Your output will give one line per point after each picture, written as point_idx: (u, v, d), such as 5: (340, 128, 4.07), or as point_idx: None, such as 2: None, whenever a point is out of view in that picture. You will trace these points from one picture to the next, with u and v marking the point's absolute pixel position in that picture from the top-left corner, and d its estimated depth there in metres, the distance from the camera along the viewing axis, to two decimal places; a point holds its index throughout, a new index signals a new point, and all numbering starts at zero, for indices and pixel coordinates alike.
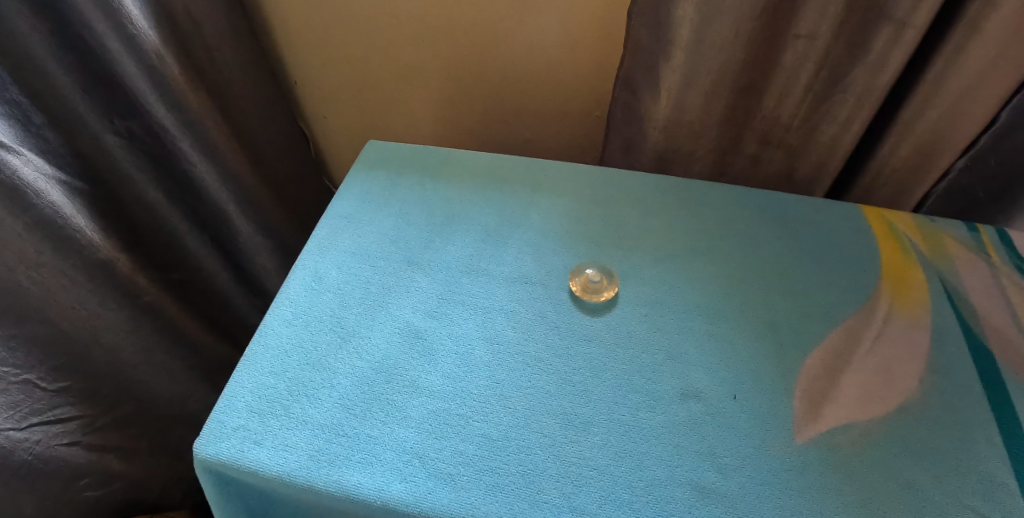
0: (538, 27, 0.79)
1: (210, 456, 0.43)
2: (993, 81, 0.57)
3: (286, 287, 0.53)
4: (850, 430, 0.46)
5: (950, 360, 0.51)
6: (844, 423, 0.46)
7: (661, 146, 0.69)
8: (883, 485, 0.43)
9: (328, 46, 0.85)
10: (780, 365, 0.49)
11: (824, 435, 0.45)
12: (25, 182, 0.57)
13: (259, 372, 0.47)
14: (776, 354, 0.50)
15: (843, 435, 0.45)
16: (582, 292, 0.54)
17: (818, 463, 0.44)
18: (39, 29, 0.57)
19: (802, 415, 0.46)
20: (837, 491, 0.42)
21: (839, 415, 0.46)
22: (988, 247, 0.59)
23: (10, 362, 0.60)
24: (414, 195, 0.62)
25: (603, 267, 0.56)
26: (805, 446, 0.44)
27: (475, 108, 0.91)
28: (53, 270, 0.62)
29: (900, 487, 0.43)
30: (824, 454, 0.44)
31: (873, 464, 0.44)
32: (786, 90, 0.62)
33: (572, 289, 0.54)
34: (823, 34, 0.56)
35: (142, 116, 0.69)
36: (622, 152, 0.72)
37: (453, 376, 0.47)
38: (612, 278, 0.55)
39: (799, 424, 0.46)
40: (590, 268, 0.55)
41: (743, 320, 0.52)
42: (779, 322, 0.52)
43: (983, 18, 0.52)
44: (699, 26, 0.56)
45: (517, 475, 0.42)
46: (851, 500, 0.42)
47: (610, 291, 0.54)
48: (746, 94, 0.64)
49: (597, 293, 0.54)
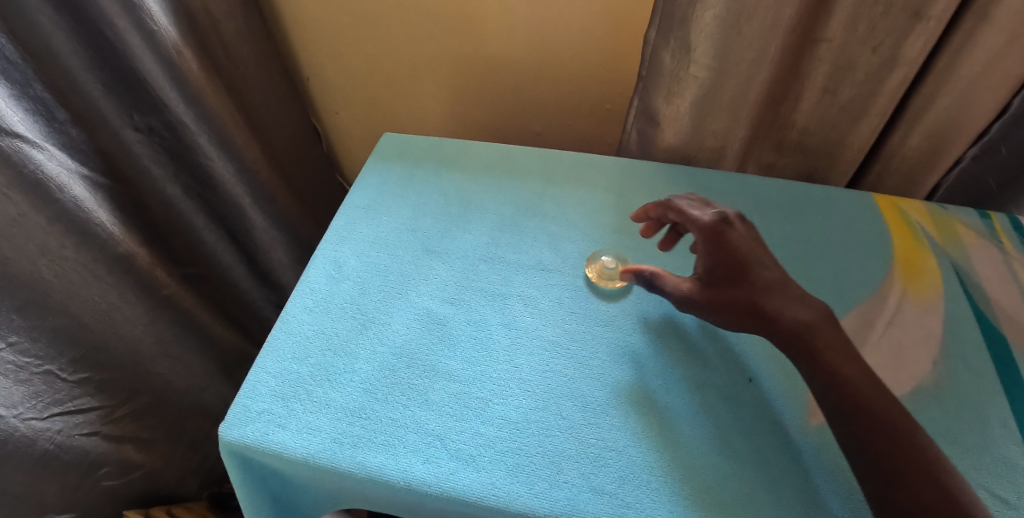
0: (549, 19, 0.79)
1: (235, 439, 0.43)
2: (1003, 70, 0.57)
3: (306, 275, 0.54)
4: (742, 241, 0.49)
5: (962, 342, 0.51)
6: (739, 241, 0.49)
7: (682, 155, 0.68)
8: (774, 283, 0.47)
9: (341, 42, 0.86)
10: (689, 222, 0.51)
11: (726, 243, 0.49)
12: (48, 177, 0.59)
13: (283, 358, 0.48)
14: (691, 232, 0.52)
15: (741, 243, 0.48)
16: (598, 279, 0.54)
17: (724, 282, 0.47)
18: (63, 27, 0.59)
19: (706, 236, 0.49)
20: (743, 309, 0.46)
21: (737, 234, 0.49)
22: (999, 233, 0.60)
23: (33, 352, 0.62)
24: (430, 185, 0.63)
25: (619, 255, 0.56)
26: (711, 252, 0.48)
27: (486, 103, 0.92)
28: (75, 263, 0.64)
29: (794, 293, 0.47)
30: (728, 261, 0.48)
31: (763, 269, 0.48)
32: (803, 84, 0.62)
33: (588, 276, 0.55)
34: (840, 29, 0.56)
35: (160, 111, 0.70)
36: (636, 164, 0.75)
37: (472, 361, 0.48)
38: (627, 265, 0.55)
39: (703, 252, 0.49)
40: (605, 255, 0.56)
41: (671, 203, 0.54)
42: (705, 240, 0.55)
43: (992, 7, 0.53)
44: (722, 47, 0.55)
45: (537, 456, 0.43)
46: (755, 299, 0.46)
47: (625, 278, 0.54)
48: (771, 107, 0.64)
49: (612, 279, 0.54)
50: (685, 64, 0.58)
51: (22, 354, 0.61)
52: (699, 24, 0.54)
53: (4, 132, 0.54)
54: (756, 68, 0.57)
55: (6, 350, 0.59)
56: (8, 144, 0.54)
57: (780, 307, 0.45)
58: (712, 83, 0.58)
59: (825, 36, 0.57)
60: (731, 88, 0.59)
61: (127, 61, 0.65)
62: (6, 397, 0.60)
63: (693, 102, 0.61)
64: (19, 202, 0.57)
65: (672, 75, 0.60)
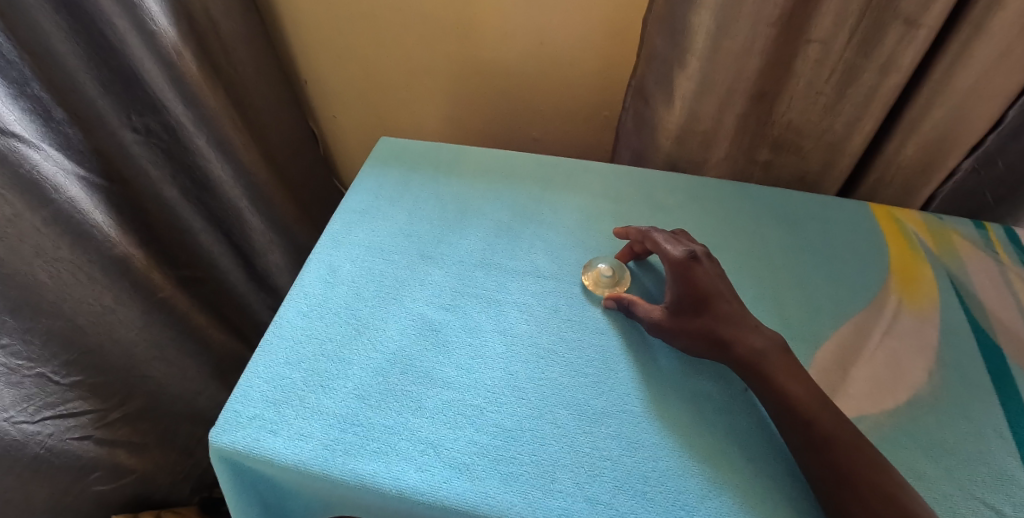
0: (547, 26, 0.79)
1: (225, 445, 0.43)
2: (999, 82, 0.58)
3: (300, 280, 0.53)
4: (708, 276, 0.48)
5: (959, 353, 0.51)
6: (705, 276, 0.48)
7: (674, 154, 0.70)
8: (736, 313, 0.47)
9: (340, 44, 0.86)
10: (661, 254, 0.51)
11: (691, 277, 0.48)
12: (44, 177, 0.59)
13: (275, 363, 0.48)
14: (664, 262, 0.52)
15: (706, 279, 0.48)
16: (594, 286, 0.54)
17: (688, 312, 0.47)
18: (62, 26, 0.59)
19: (672, 273, 0.49)
20: (703, 338, 0.46)
21: (703, 270, 0.49)
22: (996, 245, 0.60)
23: (25, 355, 0.62)
24: (427, 190, 0.63)
25: (616, 262, 0.55)
26: (676, 286, 0.48)
27: (484, 108, 0.92)
28: (71, 264, 0.64)
29: (753, 324, 0.46)
30: (692, 295, 0.47)
31: (724, 301, 0.47)
32: (798, 89, 0.62)
33: (584, 283, 0.54)
34: (834, 34, 0.56)
35: (159, 112, 0.70)
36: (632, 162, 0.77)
37: (466, 367, 0.48)
38: (625, 274, 0.55)
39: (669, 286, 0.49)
40: (603, 262, 0.55)
41: (648, 234, 0.53)
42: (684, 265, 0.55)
43: (988, 18, 0.53)
44: (717, 40, 0.57)
45: (531, 465, 0.42)
46: (715, 330, 0.46)
47: (621, 288, 0.54)
48: (759, 101, 0.64)
49: (609, 287, 0.54)
50: (677, 52, 0.61)
51: (13, 356, 0.61)
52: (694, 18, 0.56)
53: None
54: (747, 60, 0.59)
55: None
56: (2, 143, 0.54)
57: (737, 335, 0.45)
58: (703, 73, 0.60)
59: (815, 37, 0.57)
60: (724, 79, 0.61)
61: (126, 62, 0.65)
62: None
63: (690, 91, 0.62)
64: (15, 203, 0.57)
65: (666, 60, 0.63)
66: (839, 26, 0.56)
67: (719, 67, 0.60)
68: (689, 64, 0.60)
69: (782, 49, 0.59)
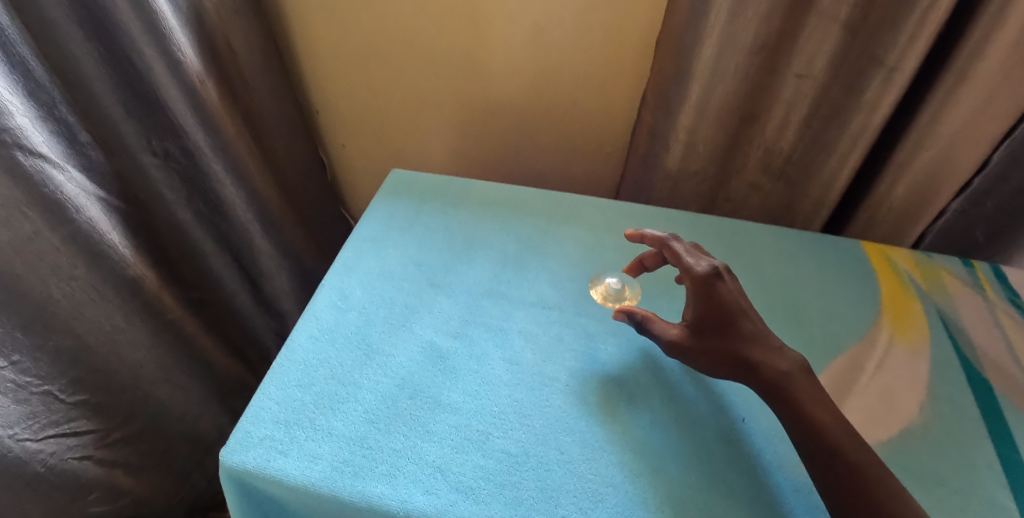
0: (552, 64, 0.83)
1: (236, 464, 0.44)
2: (981, 127, 0.61)
3: (313, 304, 0.55)
4: (731, 294, 0.48)
5: (949, 387, 0.53)
6: (727, 294, 0.48)
7: (676, 170, 0.75)
8: (757, 333, 0.47)
9: (353, 77, 0.90)
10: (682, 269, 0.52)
11: (714, 294, 0.48)
12: (66, 197, 0.61)
13: (287, 385, 0.49)
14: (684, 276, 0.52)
15: (729, 297, 0.48)
16: (604, 300, 0.58)
17: (711, 331, 0.47)
18: (92, 52, 0.62)
19: (695, 289, 0.49)
20: (725, 359, 0.46)
21: (726, 287, 0.48)
22: (984, 283, 0.63)
23: (33, 372, 0.63)
24: (436, 220, 0.65)
25: (626, 277, 0.59)
26: (700, 304, 0.48)
27: (489, 142, 0.95)
28: (85, 283, 0.65)
29: (776, 345, 0.46)
30: (716, 314, 0.47)
31: (748, 320, 0.47)
32: (775, 114, 0.69)
33: (594, 297, 0.58)
34: (811, 65, 0.63)
35: (179, 137, 0.73)
36: (642, 160, 0.79)
37: (473, 394, 0.49)
38: (636, 288, 0.59)
39: (693, 302, 0.49)
40: (612, 277, 0.59)
41: (665, 243, 0.54)
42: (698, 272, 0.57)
43: (970, 67, 0.57)
44: (715, 64, 0.64)
45: (536, 490, 0.43)
46: (738, 350, 0.46)
47: (631, 301, 0.58)
48: (747, 122, 0.71)
49: (618, 300, 0.58)
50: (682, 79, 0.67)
51: (23, 373, 0.62)
52: (699, 52, 0.63)
53: (29, 152, 0.56)
54: (737, 83, 0.66)
55: (8, 368, 0.60)
56: (29, 163, 0.56)
57: (762, 358, 0.45)
58: (703, 94, 0.67)
59: (804, 71, 0.64)
60: (717, 99, 0.67)
61: (150, 88, 0.68)
62: (3, 416, 0.60)
63: (694, 110, 0.68)
64: (36, 221, 0.59)
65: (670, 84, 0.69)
66: (819, 56, 0.62)
67: (714, 92, 0.67)
68: (691, 88, 0.67)
69: (768, 78, 0.66)
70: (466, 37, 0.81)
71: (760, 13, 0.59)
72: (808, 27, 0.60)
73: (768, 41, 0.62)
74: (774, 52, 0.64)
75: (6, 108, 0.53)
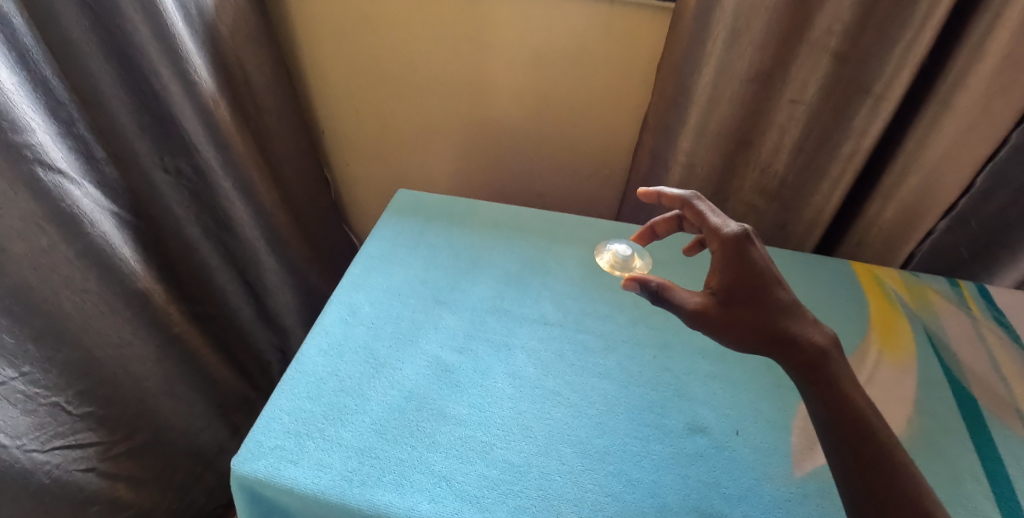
0: (554, 87, 0.86)
1: (247, 473, 0.45)
2: (965, 154, 0.64)
3: (323, 319, 0.57)
4: (761, 258, 0.48)
5: (936, 402, 0.55)
6: (759, 258, 0.48)
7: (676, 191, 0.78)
8: (791, 305, 0.46)
9: (360, 99, 0.93)
10: (711, 229, 0.51)
11: (747, 258, 0.48)
12: (81, 212, 0.63)
13: (297, 397, 0.50)
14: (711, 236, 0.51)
15: (762, 261, 0.47)
16: (613, 267, 0.65)
17: (744, 296, 0.46)
18: (112, 73, 0.65)
19: (728, 251, 0.48)
20: (759, 326, 0.45)
21: (758, 252, 0.48)
22: (969, 302, 0.65)
23: (42, 383, 0.64)
24: (441, 239, 0.67)
25: (636, 247, 0.66)
26: (734, 266, 0.47)
27: (492, 162, 0.98)
28: (96, 296, 0.67)
29: (810, 317, 0.46)
30: (751, 277, 0.47)
31: (781, 289, 0.47)
32: (769, 138, 0.71)
33: (603, 265, 0.66)
34: (803, 93, 0.66)
35: (191, 155, 0.75)
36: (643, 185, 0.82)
37: (477, 406, 0.51)
38: (645, 257, 0.66)
39: (726, 266, 0.48)
40: (624, 246, 0.66)
41: (691, 203, 0.54)
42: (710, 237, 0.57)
43: (953, 96, 0.60)
44: (712, 91, 0.67)
45: (538, 499, 0.45)
46: (774, 319, 0.45)
47: (638, 267, 0.65)
48: (743, 146, 0.73)
49: (625, 266, 0.65)
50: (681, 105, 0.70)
51: (32, 384, 0.63)
52: (697, 79, 0.66)
53: (48, 168, 0.58)
54: (733, 109, 0.69)
55: (18, 379, 0.61)
56: (47, 178, 0.58)
57: (798, 329, 0.45)
58: (701, 118, 0.70)
59: (796, 99, 0.67)
60: (714, 124, 0.70)
61: (166, 108, 0.70)
62: (11, 426, 0.61)
63: (693, 133, 0.71)
64: (52, 234, 0.61)
65: (669, 109, 0.72)
66: (810, 84, 0.65)
67: (711, 117, 0.70)
68: (689, 113, 0.70)
69: (763, 104, 0.69)
70: (471, 61, 0.85)
71: (754, 43, 0.63)
72: (800, 57, 0.64)
73: (762, 70, 0.65)
74: (768, 80, 0.67)
75: (28, 126, 0.55)
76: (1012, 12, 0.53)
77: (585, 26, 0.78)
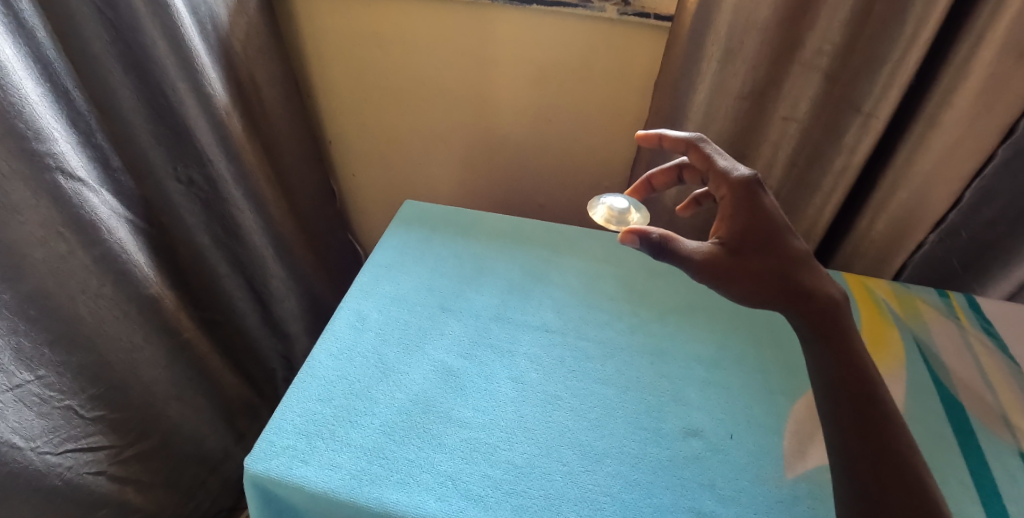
0: (554, 103, 0.88)
1: (260, 471, 0.47)
2: (953, 169, 0.66)
3: (332, 324, 0.59)
4: (768, 205, 0.51)
5: (923, 408, 0.57)
6: (766, 204, 0.50)
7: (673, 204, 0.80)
8: (801, 256, 0.49)
9: (367, 111, 0.95)
10: (721, 174, 0.53)
11: (757, 202, 0.50)
12: (98, 219, 0.65)
13: (308, 399, 0.53)
14: (720, 180, 0.54)
15: (770, 206, 0.50)
16: (609, 220, 0.57)
17: (757, 243, 0.48)
18: (130, 85, 0.68)
19: (740, 193, 0.51)
20: (774, 274, 0.47)
21: (765, 198, 0.51)
22: (958, 312, 0.67)
23: (57, 387, 0.66)
24: (446, 248, 0.70)
25: (624, 200, 0.60)
26: (748, 209, 0.50)
27: (494, 175, 1.01)
28: (110, 301, 0.69)
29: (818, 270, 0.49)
30: (763, 223, 0.49)
31: (791, 237, 0.50)
32: (764, 153, 0.74)
33: (599, 218, 0.58)
34: (796, 110, 0.68)
35: (204, 166, 0.77)
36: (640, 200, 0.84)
37: (482, 409, 0.53)
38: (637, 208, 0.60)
39: (740, 209, 0.50)
40: (610, 200, 0.59)
41: (698, 145, 0.56)
42: (704, 193, 0.61)
43: (939, 114, 0.63)
44: (708, 108, 0.70)
45: (539, 498, 0.47)
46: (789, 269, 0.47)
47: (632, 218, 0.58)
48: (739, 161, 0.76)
49: (621, 218, 0.58)
50: (678, 121, 0.72)
51: (47, 387, 0.65)
52: (694, 96, 0.69)
53: (69, 176, 0.60)
54: (728, 125, 0.71)
55: (34, 382, 0.63)
56: (68, 186, 0.61)
57: (811, 282, 0.47)
58: (697, 134, 0.72)
59: (789, 115, 0.69)
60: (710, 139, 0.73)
61: (181, 120, 0.73)
62: (26, 428, 0.63)
63: None
64: (70, 240, 0.63)
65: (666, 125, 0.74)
66: (803, 101, 0.67)
67: (708, 133, 0.72)
68: (686, 129, 0.72)
69: (757, 121, 0.71)
70: (475, 76, 0.87)
71: (748, 63, 0.65)
72: (792, 75, 0.66)
73: (756, 88, 0.68)
74: (762, 98, 0.69)
75: (50, 136, 0.58)
76: (993, 35, 0.56)
77: (584, 44, 0.80)
